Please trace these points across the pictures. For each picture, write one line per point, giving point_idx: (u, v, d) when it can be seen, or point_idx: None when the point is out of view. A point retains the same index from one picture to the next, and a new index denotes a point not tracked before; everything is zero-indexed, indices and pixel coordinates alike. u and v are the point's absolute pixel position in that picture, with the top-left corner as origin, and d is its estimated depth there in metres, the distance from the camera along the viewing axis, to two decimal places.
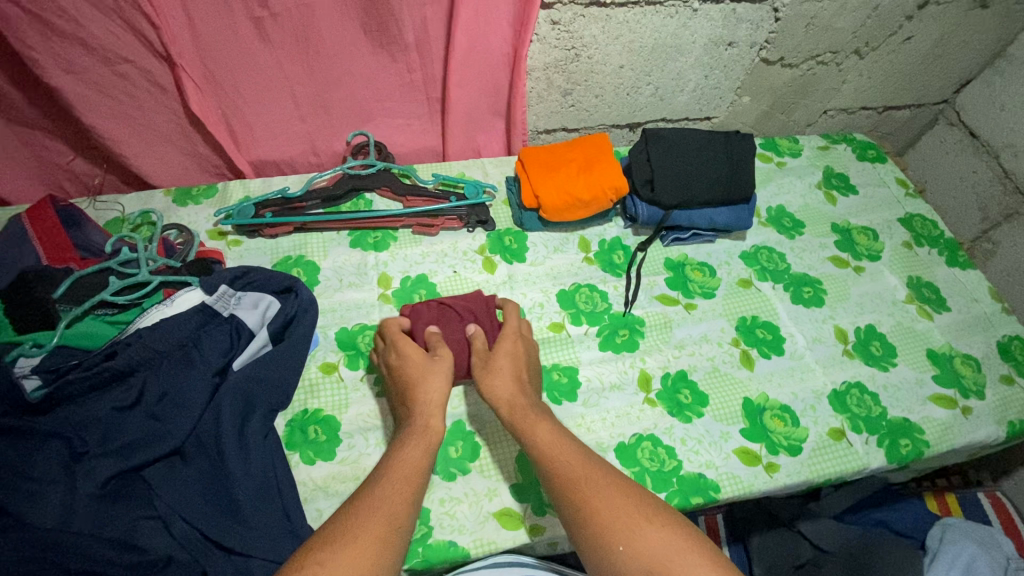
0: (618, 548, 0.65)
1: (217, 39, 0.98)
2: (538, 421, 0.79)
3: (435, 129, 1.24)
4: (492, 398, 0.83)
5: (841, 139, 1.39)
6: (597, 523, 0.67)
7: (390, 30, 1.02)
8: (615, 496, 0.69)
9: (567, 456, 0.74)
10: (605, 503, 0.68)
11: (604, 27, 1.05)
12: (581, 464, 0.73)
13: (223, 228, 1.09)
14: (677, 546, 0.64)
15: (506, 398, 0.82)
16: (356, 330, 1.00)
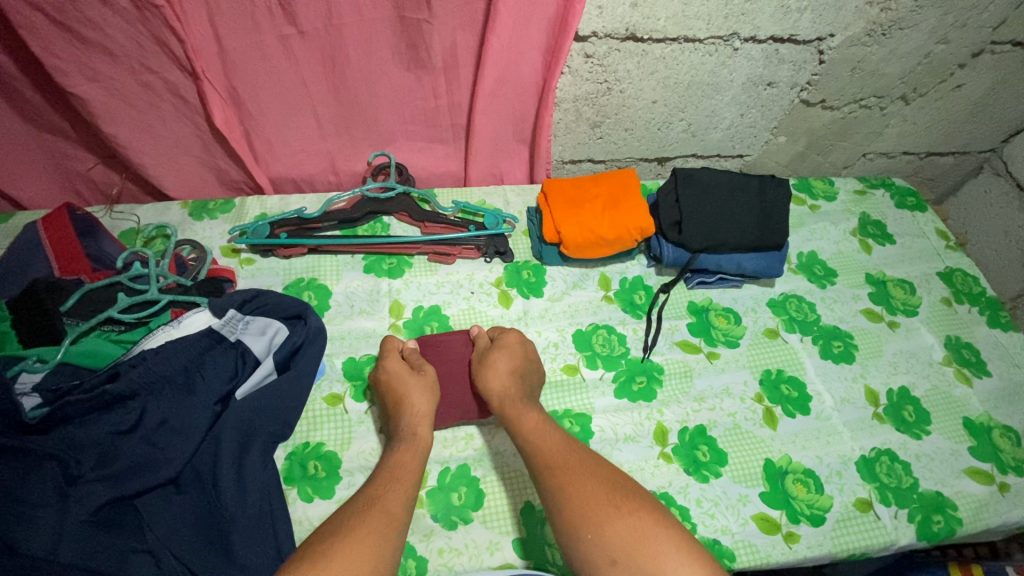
0: (587, 535, 0.67)
1: (243, 56, 0.96)
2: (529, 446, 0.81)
3: (459, 153, 1.21)
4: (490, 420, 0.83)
5: (879, 184, 1.34)
6: (570, 511, 0.71)
7: (418, 54, 1.00)
8: (589, 484, 0.73)
9: (544, 446, 0.78)
10: (578, 491, 0.72)
11: (639, 62, 1.01)
12: (559, 456, 0.77)
13: (237, 246, 1.07)
14: (644, 534, 0.66)
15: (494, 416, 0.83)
16: (364, 360, 0.97)
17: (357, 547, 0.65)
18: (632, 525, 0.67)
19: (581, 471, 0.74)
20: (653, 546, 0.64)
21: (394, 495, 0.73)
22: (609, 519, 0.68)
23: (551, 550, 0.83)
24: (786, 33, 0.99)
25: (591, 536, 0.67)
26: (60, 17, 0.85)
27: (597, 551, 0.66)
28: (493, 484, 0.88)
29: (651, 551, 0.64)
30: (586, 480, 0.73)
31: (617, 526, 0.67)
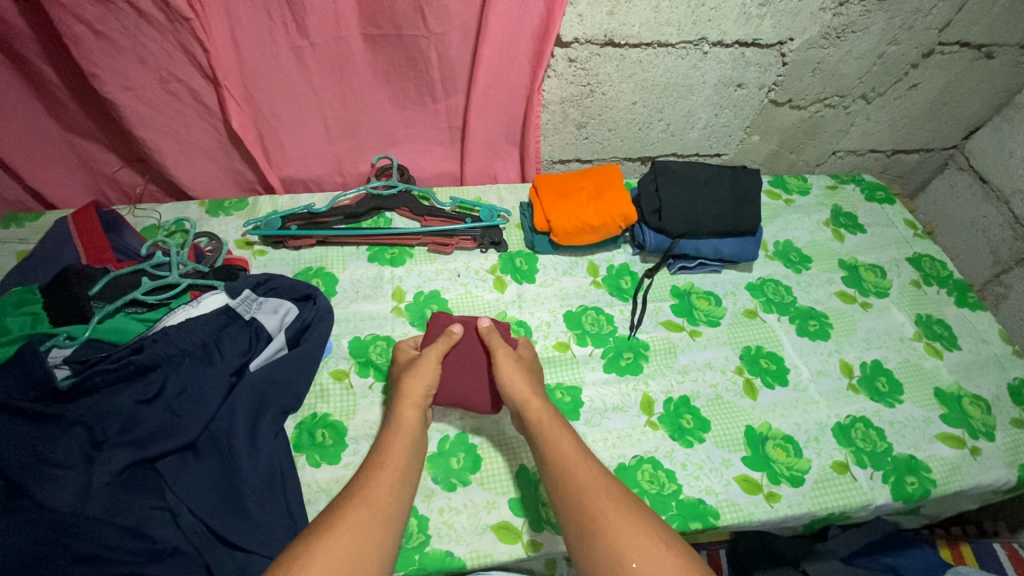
0: (630, 563, 0.68)
1: (260, 64, 1.07)
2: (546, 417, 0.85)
3: (456, 155, 1.31)
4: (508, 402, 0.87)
5: (849, 180, 1.43)
6: (610, 539, 0.71)
7: (418, 62, 1.11)
8: (623, 516, 0.73)
9: (582, 469, 0.78)
10: (613, 522, 0.72)
11: (618, 66, 1.12)
12: (593, 482, 0.77)
13: (250, 239, 1.15)
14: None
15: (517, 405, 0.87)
16: (368, 339, 1.04)
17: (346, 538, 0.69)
18: (672, 566, 0.67)
19: (616, 500, 0.75)
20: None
21: (386, 492, 0.75)
22: (652, 552, 0.69)
23: (544, 509, 0.89)
24: (750, 38, 1.09)
25: (635, 566, 0.68)
26: (100, 31, 0.95)
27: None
28: (490, 446, 0.95)
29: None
30: (617, 507, 0.74)
31: (660, 563, 0.68)
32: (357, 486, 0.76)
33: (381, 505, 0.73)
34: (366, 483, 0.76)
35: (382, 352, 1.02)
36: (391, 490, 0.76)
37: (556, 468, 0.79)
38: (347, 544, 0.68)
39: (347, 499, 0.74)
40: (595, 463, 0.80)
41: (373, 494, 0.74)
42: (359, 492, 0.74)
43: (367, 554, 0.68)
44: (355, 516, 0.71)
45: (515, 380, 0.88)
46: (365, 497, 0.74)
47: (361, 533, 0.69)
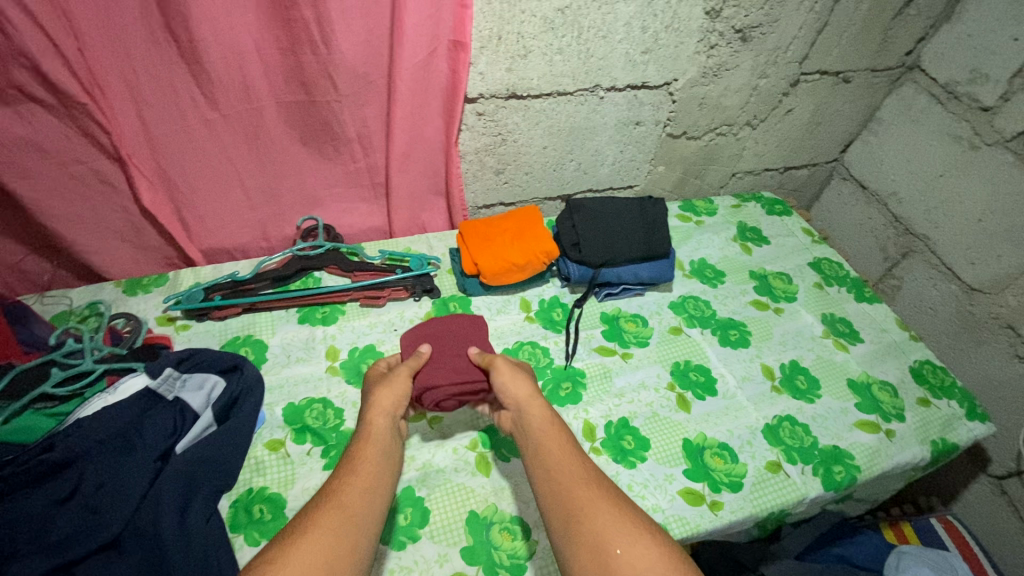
0: (615, 551, 0.68)
1: (170, 138, 1.07)
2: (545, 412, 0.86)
3: (381, 210, 1.34)
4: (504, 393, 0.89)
5: (750, 198, 1.56)
6: (596, 530, 0.71)
7: (333, 125, 1.15)
8: (610, 510, 0.73)
9: (573, 464, 0.79)
10: (598, 515, 0.72)
11: (525, 115, 1.20)
12: (582, 478, 0.77)
13: (172, 314, 1.11)
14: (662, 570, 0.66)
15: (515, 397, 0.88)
16: (303, 404, 1.01)
17: (318, 549, 0.65)
18: (655, 555, 0.67)
19: (600, 491, 0.75)
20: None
21: (357, 496, 0.73)
22: (640, 540, 0.69)
23: (498, 552, 0.88)
24: (639, 81, 1.21)
25: (620, 553, 0.68)
26: None
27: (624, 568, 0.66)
28: (438, 496, 0.93)
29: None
30: (602, 497, 0.74)
31: (646, 551, 0.68)
32: (330, 494, 0.72)
33: (355, 508, 0.71)
34: (335, 488, 0.73)
35: (318, 416, 1.00)
36: (365, 500, 0.73)
37: (539, 461, 0.80)
38: (319, 556, 0.64)
39: (321, 506, 0.70)
40: (581, 456, 0.81)
41: (346, 502, 0.71)
42: (331, 498, 0.72)
43: (338, 563, 0.65)
44: (330, 526, 0.68)
45: (514, 384, 0.89)
46: (333, 503, 0.71)
47: (335, 543, 0.66)
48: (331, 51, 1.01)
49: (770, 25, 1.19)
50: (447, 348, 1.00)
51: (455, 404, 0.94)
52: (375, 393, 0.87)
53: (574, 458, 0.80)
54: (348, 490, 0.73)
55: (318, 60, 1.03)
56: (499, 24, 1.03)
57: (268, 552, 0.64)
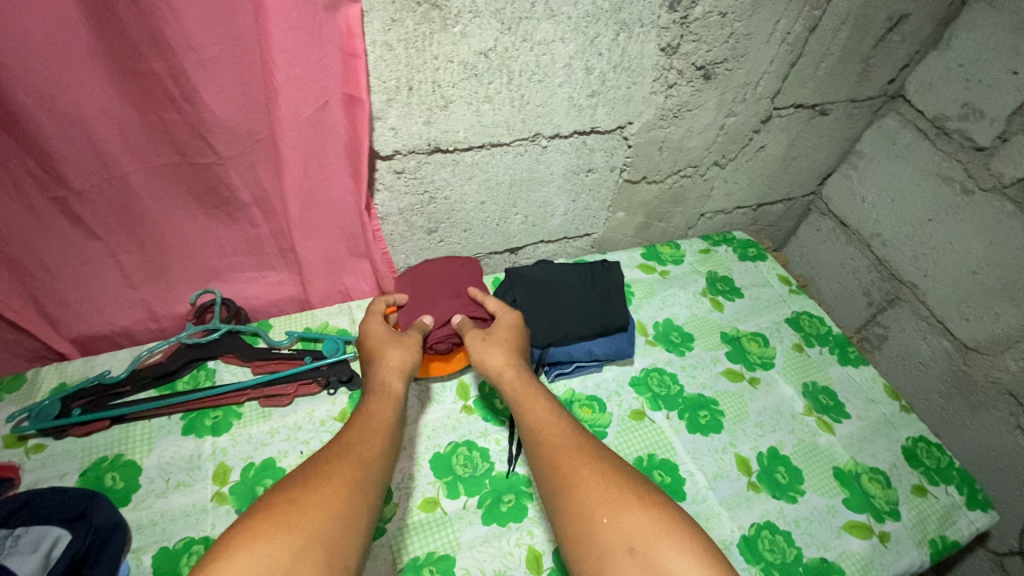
0: (601, 520, 0.69)
1: (7, 220, 0.86)
2: (530, 383, 0.88)
3: (295, 278, 1.14)
4: (489, 368, 0.90)
5: (721, 241, 1.41)
6: (581, 502, 0.72)
7: (219, 191, 0.94)
8: (596, 474, 0.74)
9: (556, 433, 0.81)
10: (582, 481, 0.74)
11: (454, 171, 1.02)
12: (568, 444, 0.79)
13: (21, 434, 0.90)
14: (651, 533, 0.68)
15: (501, 366, 0.90)
16: (179, 548, 0.82)
17: (329, 498, 0.68)
18: (643, 520, 0.69)
19: (587, 459, 0.77)
20: (662, 540, 0.67)
21: (373, 447, 0.77)
22: (625, 507, 0.70)
23: None
24: (587, 127, 1.03)
25: (605, 523, 0.69)
26: None
27: (607, 539, 0.68)
28: None
29: (659, 544, 0.67)
30: (586, 462, 0.76)
31: (632, 517, 0.69)
32: (352, 443, 0.77)
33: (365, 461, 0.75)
34: (337, 449, 0.76)
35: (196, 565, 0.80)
36: (383, 453, 0.77)
37: (530, 430, 0.82)
38: (343, 504, 0.68)
39: (344, 455, 0.75)
40: (567, 426, 0.82)
41: (369, 451, 0.76)
42: (353, 450, 0.76)
43: (359, 509, 0.69)
44: (352, 475, 0.72)
45: (497, 357, 0.90)
46: (338, 462, 0.73)
47: (354, 489, 0.70)
48: (197, 110, 0.81)
49: (736, 60, 1.03)
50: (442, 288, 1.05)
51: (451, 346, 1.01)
52: (389, 353, 0.90)
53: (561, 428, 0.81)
54: (367, 437, 0.78)
55: (185, 119, 0.83)
56: (408, 72, 0.84)
57: (269, 509, 0.66)
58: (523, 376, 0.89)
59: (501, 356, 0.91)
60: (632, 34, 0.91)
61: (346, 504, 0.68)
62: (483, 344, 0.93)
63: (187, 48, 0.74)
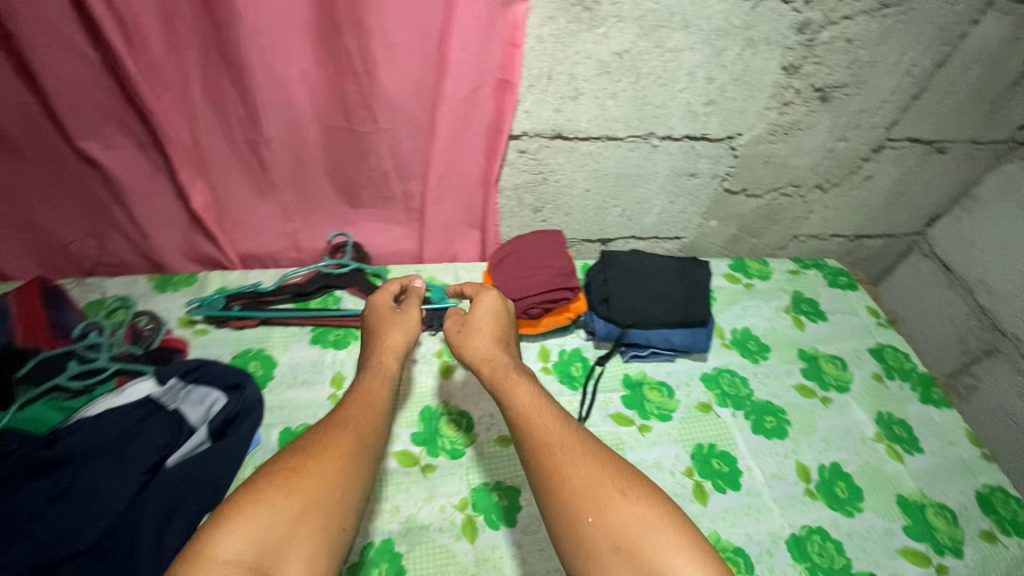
0: (588, 519, 0.65)
1: (214, 148, 1.08)
2: (516, 379, 0.81)
3: (413, 235, 1.30)
4: (471, 356, 0.85)
5: (811, 265, 1.43)
6: (571, 495, 0.68)
7: (370, 157, 1.11)
8: (585, 466, 0.70)
9: (546, 423, 0.75)
10: (571, 477, 0.69)
11: (569, 157, 1.13)
12: (561, 434, 0.73)
13: (192, 317, 1.13)
14: (643, 529, 0.64)
15: (485, 356, 0.85)
16: (298, 431, 0.98)
17: (321, 475, 0.68)
18: (637, 515, 0.65)
19: (579, 451, 0.72)
20: (659, 536, 0.64)
21: (368, 422, 0.76)
22: (615, 502, 0.67)
23: None
24: (698, 132, 1.11)
25: (593, 522, 0.65)
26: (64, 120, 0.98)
27: (595, 537, 0.64)
28: (415, 553, 0.88)
29: (654, 540, 0.64)
30: (575, 454, 0.71)
31: (622, 513, 0.66)
32: (348, 415, 0.77)
33: (352, 441, 0.73)
34: (325, 427, 0.74)
35: None
36: (376, 426, 0.77)
37: (517, 422, 0.76)
38: (331, 475, 0.68)
39: (338, 426, 0.74)
40: (557, 415, 0.77)
41: (360, 424, 0.76)
42: (343, 422, 0.75)
43: (348, 479, 0.69)
44: (339, 446, 0.72)
45: (479, 347, 0.86)
46: (328, 438, 0.72)
47: (342, 459, 0.70)
48: (372, 83, 0.97)
49: (856, 86, 1.07)
50: (530, 264, 1.07)
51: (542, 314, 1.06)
52: (388, 334, 0.88)
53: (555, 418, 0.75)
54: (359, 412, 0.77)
55: (362, 91, 0.99)
56: (550, 64, 0.97)
57: (252, 479, 0.67)
58: (507, 364, 0.83)
59: (480, 347, 0.86)
60: (758, 51, 0.99)
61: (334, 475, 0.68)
62: (464, 336, 0.88)
63: (380, 34, 0.90)
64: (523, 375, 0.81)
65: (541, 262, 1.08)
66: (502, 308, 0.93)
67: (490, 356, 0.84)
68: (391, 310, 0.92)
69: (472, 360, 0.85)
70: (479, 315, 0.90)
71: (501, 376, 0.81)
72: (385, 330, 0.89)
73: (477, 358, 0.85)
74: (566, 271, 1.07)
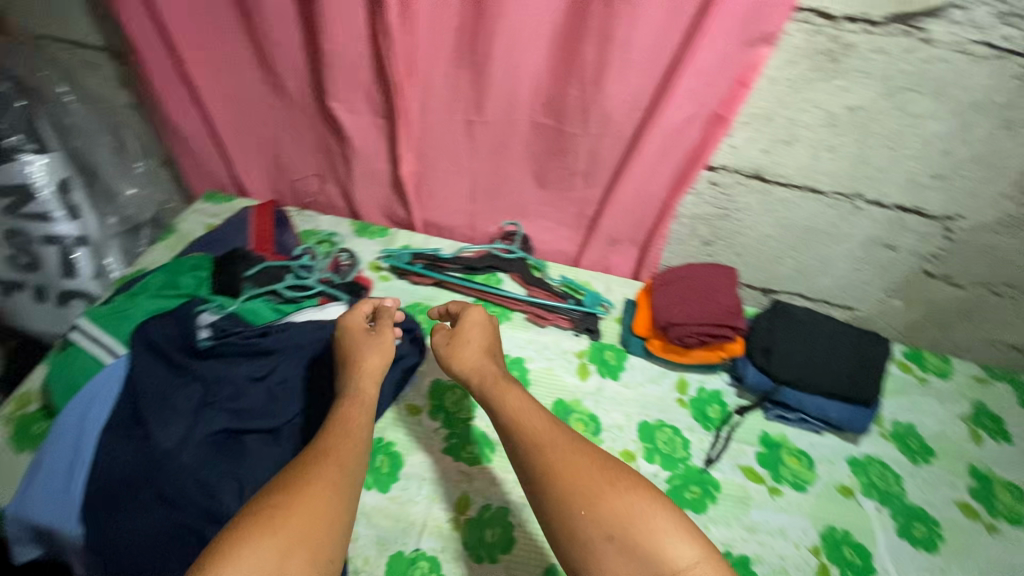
0: (579, 511, 0.67)
1: (435, 125, 1.22)
2: (507, 390, 0.85)
3: (577, 240, 1.37)
4: (464, 368, 0.90)
5: (1003, 377, 1.26)
6: (562, 491, 0.70)
7: (568, 153, 1.19)
8: (574, 459, 0.73)
9: (537, 424, 0.78)
10: (562, 470, 0.71)
11: (761, 200, 1.12)
12: (547, 431, 0.77)
13: (381, 264, 1.31)
14: (635, 517, 0.66)
15: (476, 367, 0.89)
16: (447, 385, 1.11)
17: (313, 505, 0.68)
18: (630, 507, 0.67)
19: (564, 445, 0.75)
20: (650, 520, 0.66)
21: (351, 452, 0.77)
22: (604, 496, 0.68)
23: None
24: (913, 204, 1.04)
25: (585, 513, 0.67)
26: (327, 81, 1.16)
27: (586, 528, 0.66)
28: (527, 528, 0.92)
29: (651, 526, 0.65)
30: (563, 447, 0.74)
31: (613, 505, 0.67)
32: (330, 447, 0.77)
33: (337, 475, 0.73)
34: (312, 459, 0.74)
35: (455, 401, 1.08)
36: (359, 456, 0.78)
37: (510, 431, 0.79)
38: (319, 506, 0.68)
39: (321, 458, 0.75)
40: (547, 417, 0.80)
41: (343, 453, 0.77)
42: (327, 455, 0.75)
43: (337, 510, 0.69)
44: (325, 480, 0.71)
45: (469, 360, 0.91)
46: (315, 471, 0.72)
47: (330, 493, 0.70)
48: (598, 92, 1.05)
49: None
50: (698, 292, 1.06)
51: (695, 342, 1.04)
52: (368, 358, 0.92)
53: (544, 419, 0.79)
54: (342, 444, 0.78)
55: (582, 97, 1.07)
56: (774, 106, 0.98)
57: (246, 512, 0.66)
58: (499, 374, 0.88)
59: (471, 359, 0.91)
60: (1014, 133, 0.91)
61: (322, 508, 0.68)
62: (456, 352, 0.93)
63: (620, 49, 0.97)
64: (513, 384, 0.86)
65: (710, 293, 1.06)
66: (490, 323, 0.99)
67: (483, 366, 0.90)
68: (365, 331, 0.97)
69: (467, 373, 0.90)
70: (473, 333, 0.95)
71: (491, 386, 0.85)
72: (372, 348, 0.94)
73: (471, 370, 0.90)
74: (732, 308, 1.05)
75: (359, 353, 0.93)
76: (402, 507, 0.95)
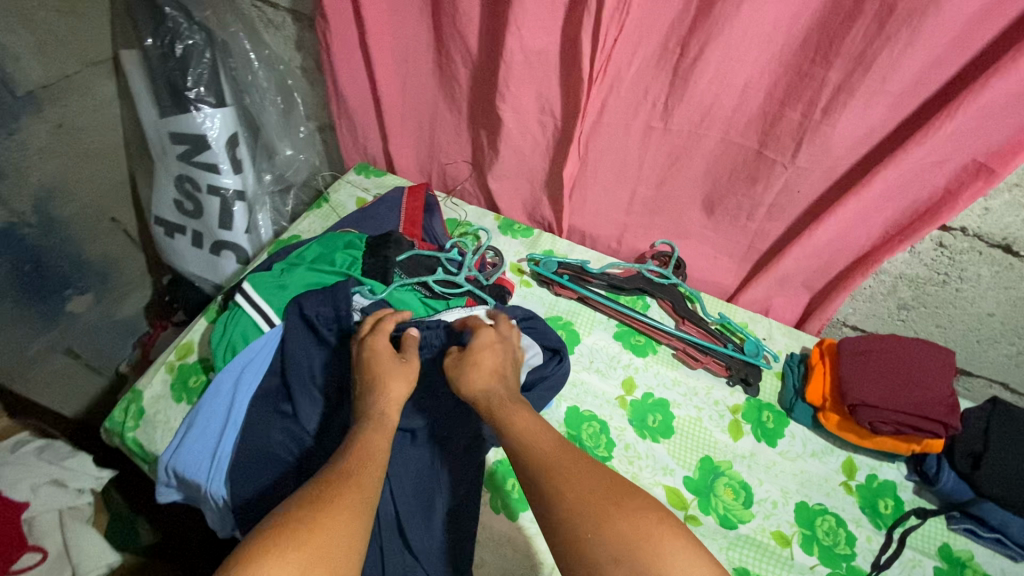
0: (588, 536, 0.56)
1: (608, 132, 1.11)
2: (519, 412, 0.73)
3: (737, 271, 1.25)
4: (472, 391, 0.79)
5: None
6: (569, 510, 0.59)
7: (758, 183, 1.05)
8: (579, 474, 0.62)
9: (545, 440, 0.68)
10: (567, 488, 0.61)
11: (998, 272, 0.94)
12: (558, 451, 0.66)
13: (523, 268, 1.25)
14: (645, 536, 0.55)
15: (489, 391, 0.78)
16: (585, 415, 1.02)
17: (338, 523, 0.56)
18: (640, 523, 0.56)
19: (570, 463, 0.64)
20: (664, 542, 0.55)
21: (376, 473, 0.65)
22: (610, 514, 0.57)
23: None
24: None
25: (593, 536, 0.56)
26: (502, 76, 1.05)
27: (596, 554, 0.55)
28: None
29: (662, 546, 0.55)
30: (568, 460, 0.64)
31: (620, 524, 0.56)
32: (351, 463, 0.66)
33: (360, 493, 0.61)
34: (329, 477, 0.62)
35: (594, 435, 0.99)
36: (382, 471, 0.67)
37: (520, 454, 0.67)
38: (343, 525, 0.56)
39: (343, 475, 0.63)
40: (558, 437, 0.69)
41: (366, 473, 0.64)
42: (351, 470, 0.64)
43: (360, 534, 0.56)
44: (349, 495, 0.60)
45: (482, 382, 0.80)
46: (338, 487, 0.60)
47: (357, 509, 0.59)
48: (824, 121, 0.90)
49: None
50: (904, 374, 0.91)
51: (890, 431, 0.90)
52: (391, 384, 0.80)
53: (555, 438, 0.68)
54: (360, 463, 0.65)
55: (803, 123, 0.92)
56: None
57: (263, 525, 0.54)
58: (509, 397, 0.77)
59: (486, 380, 0.80)
60: None
61: (347, 527, 0.56)
62: (469, 374, 0.81)
63: (879, 75, 0.81)
64: (525, 405, 0.74)
65: (919, 377, 0.91)
66: (504, 343, 0.88)
67: (492, 391, 0.78)
68: (393, 355, 0.85)
69: (479, 396, 0.78)
70: (482, 354, 0.83)
71: (502, 409, 0.74)
72: (380, 374, 0.81)
73: (484, 393, 0.78)
74: (948, 403, 0.88)
75: (368, 376, 0.82)
76: (529, 540, 0.89)
